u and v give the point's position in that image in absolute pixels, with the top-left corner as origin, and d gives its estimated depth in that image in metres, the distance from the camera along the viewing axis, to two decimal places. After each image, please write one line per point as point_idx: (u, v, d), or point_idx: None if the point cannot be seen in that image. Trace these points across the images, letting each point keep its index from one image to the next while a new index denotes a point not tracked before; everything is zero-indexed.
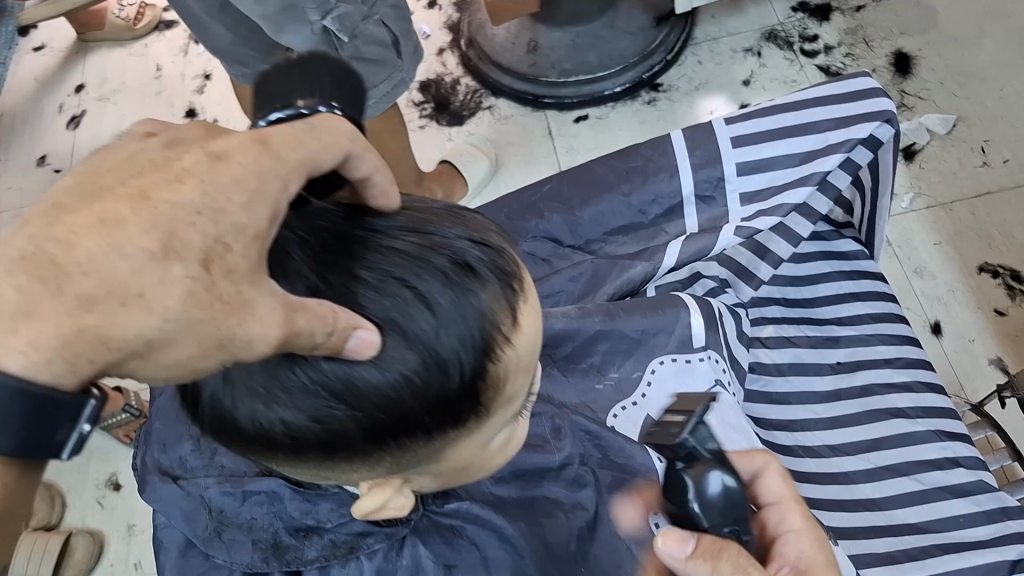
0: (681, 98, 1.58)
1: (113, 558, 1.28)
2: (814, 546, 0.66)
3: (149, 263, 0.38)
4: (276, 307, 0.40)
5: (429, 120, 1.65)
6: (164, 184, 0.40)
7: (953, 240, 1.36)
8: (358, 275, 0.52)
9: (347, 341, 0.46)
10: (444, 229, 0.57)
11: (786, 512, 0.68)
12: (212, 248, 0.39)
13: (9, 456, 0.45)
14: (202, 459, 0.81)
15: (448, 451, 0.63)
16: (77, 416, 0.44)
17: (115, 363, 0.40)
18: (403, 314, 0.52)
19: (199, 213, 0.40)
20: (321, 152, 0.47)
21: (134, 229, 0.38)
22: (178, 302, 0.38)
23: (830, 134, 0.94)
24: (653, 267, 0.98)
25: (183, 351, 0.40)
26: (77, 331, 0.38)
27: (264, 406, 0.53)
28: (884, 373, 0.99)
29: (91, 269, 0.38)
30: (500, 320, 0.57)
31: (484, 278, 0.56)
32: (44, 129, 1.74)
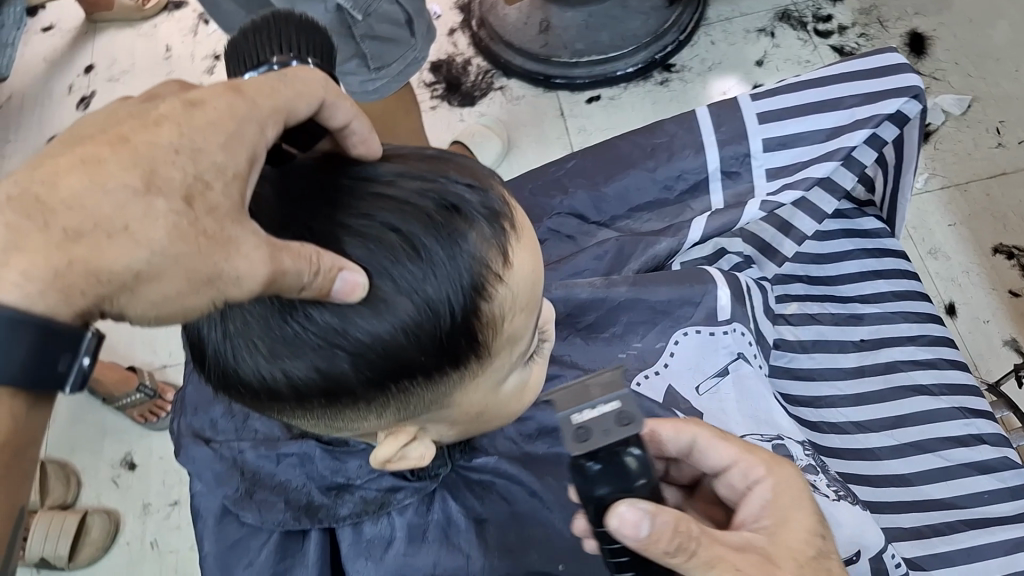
0: (694, 79, 1.56)
1: (129, 537, 1.25)
2: (777, 490, 0.61)
3: (132, 197, 0.42)
4: (260, 246, 0.44)
5: (440, 101, 1.63)
6: (143, 129, 0.45)
7: (968, 221, 1.35)
8: (342, 221, 0.55)
9: (335, 283, 0.49)
10: (431, 174, 0.59)
11: (746, 467, 0.63)
12: (193, 186, 0.44)
13: (13, 390, 0.47)
14: (233, 422, 0.83)
15: (454, 394, 0.66)
16: (76, 347, 0.47)
17: (107, 296, 0.44)
18: (387, 257, 0.55)
19: (179, 151, 0.44)
20: (296, 98, 0.51)
21: (115, 166, 0.43)
22: (163, 235, 0.42)
23: (857, 110, 0.94)
24: (677, 243, 1.00)
25: (171, 285, 0.43)
26: (68, 264, 0.42)
27: (268, 355, 0.58)
28: (908, 351, 1.00)
29: (75, 205, 0.42)
30: (490, 259, 0.59)
31: (468, 218, 0.58)
32: (53, 110, 1.72)
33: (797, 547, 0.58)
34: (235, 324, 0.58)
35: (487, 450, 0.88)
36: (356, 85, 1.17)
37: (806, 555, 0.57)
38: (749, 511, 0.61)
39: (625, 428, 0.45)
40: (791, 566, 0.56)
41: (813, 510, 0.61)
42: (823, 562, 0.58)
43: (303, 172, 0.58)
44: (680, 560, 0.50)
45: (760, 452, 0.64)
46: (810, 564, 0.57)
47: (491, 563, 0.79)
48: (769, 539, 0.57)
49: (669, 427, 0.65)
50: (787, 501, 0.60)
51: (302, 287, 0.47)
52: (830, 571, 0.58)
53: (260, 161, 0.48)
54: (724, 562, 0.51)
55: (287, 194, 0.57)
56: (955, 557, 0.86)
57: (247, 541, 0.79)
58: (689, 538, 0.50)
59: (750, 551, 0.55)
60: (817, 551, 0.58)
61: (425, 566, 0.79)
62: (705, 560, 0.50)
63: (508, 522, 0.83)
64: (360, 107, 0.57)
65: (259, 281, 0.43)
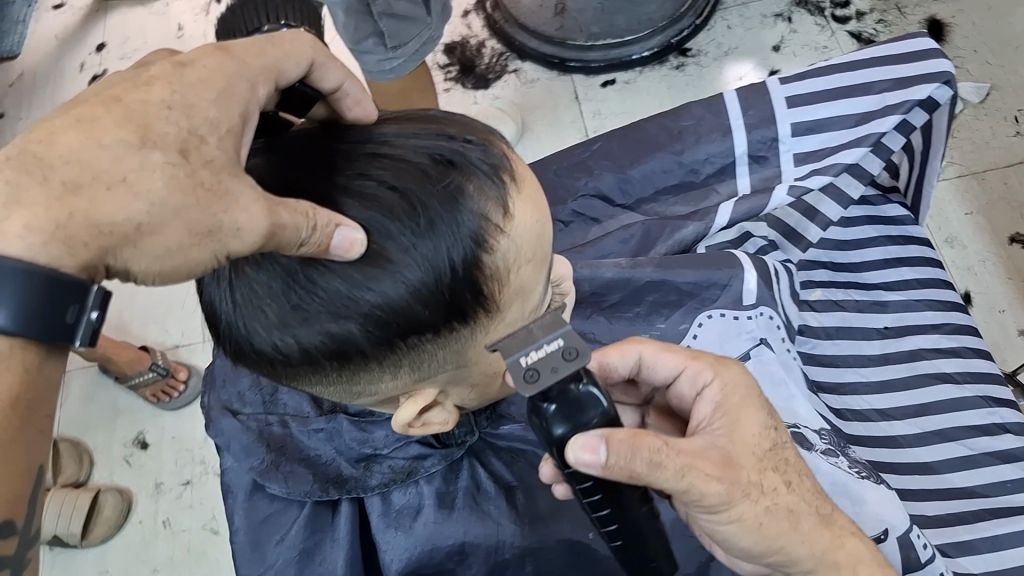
0: (710, 63, 1.53)
1: (141, 515, 1.24)
2: (726, 391, 0.67)
3: (129, 151, 0.47)
4: (258, 200, 0.49)
5: (454, 83, 1.59)
6: (135, 90, 0.50)
7: (985, 210, 1.34)
8: (339, 181, 0.58)
9: (333, 238, 0.53)
10: (427, 136, 0.61)
11: (693, 372, 0.69)
12: (187, 141, 0.49)
13: (26, 342, 0.49)
14: (261, 395, 0.84)
15: (470, 353, 0.65)
16: (83, 300, 0.49)
17: (109, 249, 0.47)
18: (383, 213, 0.57)
19: (171, 108, 0.50)
20: (285, 60, 0.58)
21: (109, 123, 0.48)
22: (162, 187, 0.47)
23: (886, 95, 0.99)
24: (704, 227, 1.03)
25: (171, 238, 0.48)
26: (69, 216, 0.46)
27: (276, 318, 0.59)
28: (932, 338, 1.01)
29: (73, 159, 0.47)
30: (489, 209, 0.60)
31: (463, 172, 0.59)
32: (65, 87, 1.70)
33: (753, 443, 0.64)
34: (243, 291, 0.60)
35: (512, 418, 0.85)
36: (373, 63, 1.16)
37: (761, 449, 0.64)
38: (702, 414, 0.66)
39: (573, 362, 0.48)
40: (751, 462, 0.62)
41: (761, 405, 0.67)
42: (777, 451, 0.65)
43: (297, 136, 0.62)
44: (648, 473, 0.54)
45: (704, 358, 0.69)
46: (766, 456, 0.64)
47: (521, 528, 0.79)
48: (726, 438, 0.63)
49: (616, 353, 0.70)
50: (736, 401, 0.66)
51: (301, 246, 0.52)
52: (788, 460, 0.65)
53: (252, 116, 0.54)
54: (693, 469, 0.56)
55: (285, 156, 0.60)
56: (979, 545, 0.86)
57: (278, 515, 0.80)
58: (653, 452, 0.53)
59: (711, 453, 0.60)
60: (771, 443, 0.65)
61: (456, 534, 0.78)
62: (674, 470, 0.55)
63: (537, 490, 0.82)
64: (350, 70, 0.63)
65: (259, 232, 0.49)
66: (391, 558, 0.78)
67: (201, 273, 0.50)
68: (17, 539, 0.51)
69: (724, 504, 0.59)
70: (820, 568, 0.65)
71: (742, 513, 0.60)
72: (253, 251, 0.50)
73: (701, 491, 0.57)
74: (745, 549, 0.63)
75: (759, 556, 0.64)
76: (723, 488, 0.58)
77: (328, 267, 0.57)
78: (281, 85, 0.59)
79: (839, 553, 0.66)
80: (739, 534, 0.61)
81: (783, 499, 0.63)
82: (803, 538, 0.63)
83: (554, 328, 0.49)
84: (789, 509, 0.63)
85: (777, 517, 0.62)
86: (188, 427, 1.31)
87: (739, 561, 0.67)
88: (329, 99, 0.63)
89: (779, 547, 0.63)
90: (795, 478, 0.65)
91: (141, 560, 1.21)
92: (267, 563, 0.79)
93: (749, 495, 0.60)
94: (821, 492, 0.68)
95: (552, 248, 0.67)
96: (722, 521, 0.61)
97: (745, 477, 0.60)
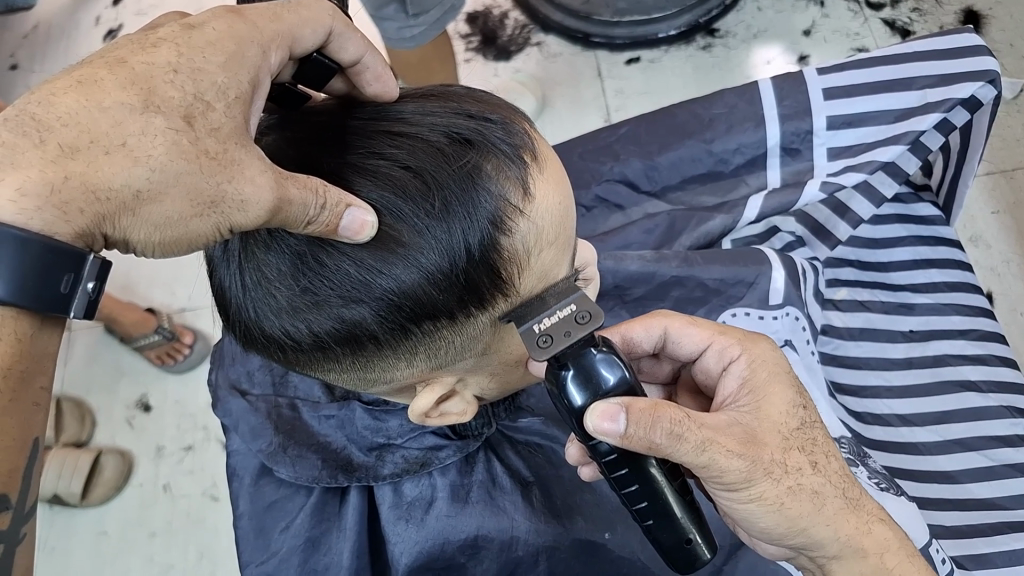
0: (738, 45, 1.48)
1: (142, 479, 1.23)
2: (753, 366, 0.64)
3: (130, 114, 0.45)
4: (266, 173, 0.47)
5: (474, 54, 1.54)
6: (140, 51, 0.48)
7: (1013, 210, 1.28)
8: (351, 159, 0.55)
9: (342, 219, 0.50)
10: (444, 113, 0.58)
11: (720, 347, 0.67)
12: (192, 107, 0.47)
13: (20, 317, 0.46)
14: (271, 375, 0.82)
15: (491, 343, 0.62)
16: (78, 270, 0.46)
17: (107, 217, 0.46)
18: (397, 193, 0.54)
19: (177, 71, 0.47)
20: (300, 26, 0.55)
21: (111, 85, 0.46)
22: (162, 153, 0.45)
23: (928, 92, 0.97)
24: (732, 220, 1.02)
25: (172, 206, 0.46)
26: (64, 180, 0.44)
27: (285, 302, 0.57)
28: (958, 345, 0.98)
29: (72, 121, 0.45)
30: (507, 189, 0.56)
31: (480, 152, 0.56)
32: (79, 41, 1.65)
33: (780, 421, 0.61)
34: (252, 273, 0.57)
35: (531, 410, 0.85)
36: (393, 31, 1.12)
37: (788, 428, 0.61)
38: (727, 390, 0.64)
39: (586, 325, 0.50)
40: (777, 440, 0.60)
41: (789, 382, 0.64)
42: (805, 431, 0.62)
43: (309, 110, 0.59)
44: (668, 445, 0.52)
45: (732, 333, 0.67)
46: (793, 435, 0.61)
47: (537, 526, 0.77)
48: (753, 416, 0.60)
49: (639, 328, 0.69)
50: (764, 377, 0.63)
51: (307, 224, 0.49)
52: (814, 439, 0.62)
53: (262, 85, 0.52)
54: (714, 443, 0.54)
55: (297, 130, 0.57)
56: (995, 558, 0.84)
57: (281, 504, 0.80)
58: (674, 423, 0.52)
59: (734, 429, 0.57)
60: (799, 422, 0.62)
61: (469, 528, 0.76)
62: (696, 443, 0.53)
63: (553, 486, 0.81)
64: (372, 42, 0.59)
65: (264, 205, 0.47)
66: (401, 550, 0.76)
67: (201, 244, 0.49)
68: (10, 517, 0.47)
69: (744, 480, 0.57)
70: (843, 553, 0.62)
71: (763, 491, 0.58)
72: (257, 224, 0.48)
73: (722, 467, 0.55)
74: (766, 529, 0.61)
75: (782, 537, 0.62)
76: (743, 464, 0.56)
77: (338, 248, 0.54)
78: (296, 53, 0.56)
79: (865, 540, 0.62)
80: (762, 514, 0.59)
81: (809, 480, 0.60)
82: (827, 520, 0.61)
83: (567, 296, 0.53)
84: (814, 490, 0.60)
85: (801, 498, 0.59)
86: (191, 389, 1.29)
87: (762, 542, 0.65)
88: (349, 72, 0.60)
89: (801, 528, 0.60)
90: (823, 459, 0.63)
91: (139, 524, 1.19)
92: (272, 551, 0.79)
93: (771, 474, 0.58)
94: (849, 475, 0.64)
95: (576, 232, 0.63)
96: (742, 499, 0.59)
97: (769, 455, 0.58)
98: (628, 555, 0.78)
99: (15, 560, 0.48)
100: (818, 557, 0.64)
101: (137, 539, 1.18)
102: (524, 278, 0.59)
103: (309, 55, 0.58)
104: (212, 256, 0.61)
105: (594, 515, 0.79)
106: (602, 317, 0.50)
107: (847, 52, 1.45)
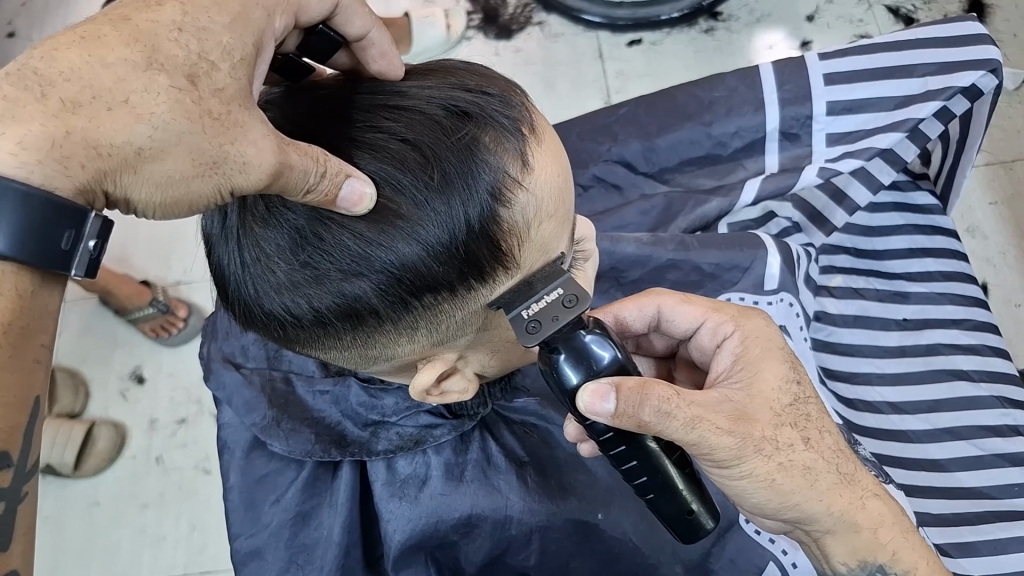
0: (740, 29, 1.47)
1: (135, 450, 1.23)
2: (746, 342, 0.65)
3: (133, 71, 0.45)
4: (269, 136, 0.47)
5: (476, 31, 1.53)
6: (145, 10, 0.48)
7: (1011, 201, 1.27)
8: (350, 133, 0.55)
9: (341, 189, 0.50)
10: (443, 87, 0.58)
11: (713, 324, 0.67)
12: (196, 67, 0.46)
13: (21, 272, 0.45)
14: (265, 350, 0.82)
15: (490, 320, 0.62)
16: (81, 229, 0.46)
17: (109, 174, 0.46)
18: (396, 166, 0.53)
19: (182, 30, 0.47)
20: None
21: (114, 41, 0.46)
22: (164, 110, 0.45)
23: (929, 80, 0.97)
24: (729, 204, 1.03)
25: (173, 165, 0.46)
26: (66, 135, 0.44)
27: (285, 277, 0.57)
28: (951, 334, 0.99)
29: (75, 76, 0.44)
30: (507, 161, 0.56)
31: (478, 125, 0.56)
32: (78, 9, 1.63)
33: (771, 397, 0.61)
34: (252, 248, 0.57)
35: (527, 391, 0.85)
36: None
37: (779, 404, 0.61)
38: (721, 366, 0.65)
39: (574, 308, 0.50)
40: (768, 417, 0.60)
41: (783, 357, 0.64)
42: (799, 407, 0.63)
43: (313, 84, 0.59)
44: (658, 423, 0.53)
45: (725, 309, 0.68)
46: (784, 412, 0.61)
47: (532, 505, 0.77)
48: (744, 392, 0.61)
49: (632, 307, 0.69)
50: (756, 353, 0.64)
51: (307, 192, 0.49)
52: (807, 416, 0.63)
53: (266, 49, 0.51)
54: (704, 420, 0.55)
55: (295, 104, 0.57)
56: (980, 548, 0.85)
57: (273, 477, 0.80)
58: (662, 401, 0.52)
59: (724, 405, 0.58)
60: (791, 398, 0.62)
61: (462, 507, 0.76)
62: (685, 421, 0.54)
63: (547, 466, 0.81)
64: (379, 19, 0.59)
65: (265, 168, 0.47)
66: (394, 528, 0.76)
67: (203, 206, 0.49)
68: (12, 472, 0.47)
69: (734, 458, 0.57)
70: (839, 527, 0.63)
71: (754, 468, 0.58)
72: (258, 189, 0.48)
73: (712, 444, 0.56)
74: (760, 502, 0.62)
75: (775, 511, 0.62)
76: (734, 442, 0.56)
77: (338, 221, 0.54)
78: (302, 22, 0.56)
79: (860, 515, 0.63)
80: (754, 489, 0.60)
81: (800, 456, 0.60)
82: (819, 495, 0.61)
83: (554, 280, 0.52)
84: (805, 466, 0.61)
85: (792, 473, 0.60)
86: (183, 362, 1.29)
87: (760, 517, 0.66)
88: (354, 46, 0.60)
89: (794, 503, 0.61)
90: (815, 435, 0.63)
91: (132, 496, 1.19)
92: (262, 523, 0.79)
93: (761, 451, 0.58)
94: (843, 451, 0.65)
95: (574, 206, 0.63)
96: (733, 476, 0.59)
97: (759, 432, 0.58)
98: (620, 535, 0.79)
99: (16, 518, 0.48)
100: (813, 532, 0.64)
101: (129, 510, 1.19)
102: (525, 251, 0.58)
103: (315, 25, 0.58)
104: (211, 234, 0.61)
105: (587, 497, 0.80)
106: (588, 300, 0.50)
107: (850, 38, 1.45)
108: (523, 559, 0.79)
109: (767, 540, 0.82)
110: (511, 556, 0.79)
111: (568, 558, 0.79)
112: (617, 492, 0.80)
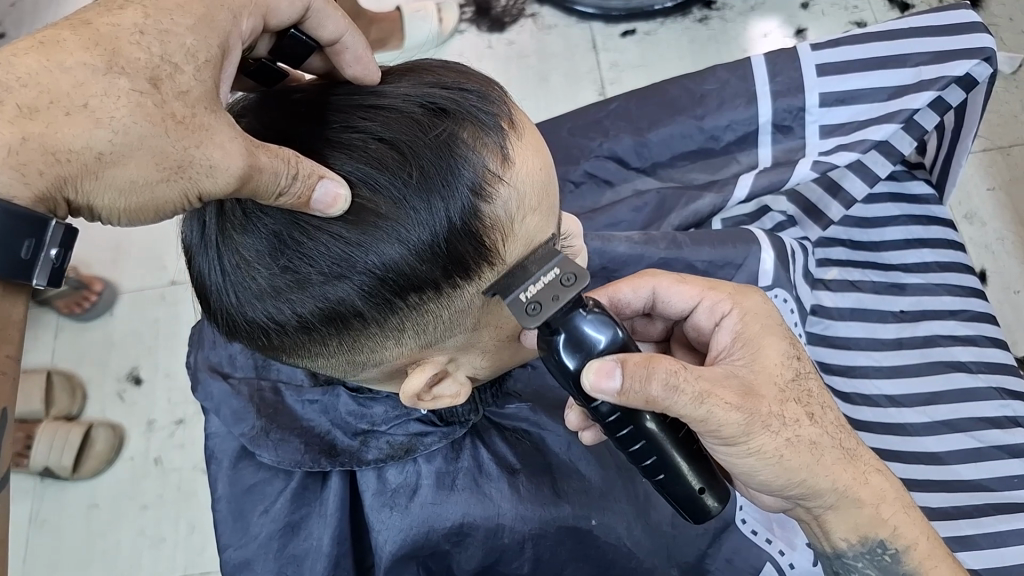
0: (735, 18, 1.46)
1: (133, 453, 1.22)
2: (744, 320, 0.64)
3: (93, 76, 0.44)
4: (237, 139, 0.46)
5: (468, 25, 1.51)
6: (106, 14, 0.47)
7: (1009, 187, 1.26)
8: (325, 135, 0.54)
9: (315, 190, 0.48)
10: (420, 85, 0.57)
11: (711, 303, 0.67)
12: (159, 69, 0.46)
13: None
14: (253, 359, 0.81)
15: (477, 318, 0.61)
16: (41, 237, 0.45)
17: (68, 179, 0.45)
18: (373, 167, 0.53)
19: (143, 33, 0.46)
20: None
21: (73, 45, 0.45)
22: (126, 115, 0.44)
23: (922, 70, 0.96)
24: (721, 200, 1.02)
25: (134, 169, 0.45)
26: (23, 141, 0.43)
27: (266, 283, 0.56)
28: (948, 326, 0.98)
29: (32, 82, 0.43)
30: (486, 156, 0.55)
31: (455, 121, 0.55)
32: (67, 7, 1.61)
33: (775, 372, 0.61)
34: (232, 256, 0.56)
35: (519, 396, 0.85)
36: None
37: (784, 379, 0.61)
38: (721, 344, 0.64)
39: (572, 286, 0.49)
40: (773, 392, 0.59)
41: (783, 334, 0.64)
42: (801, 382, 0.62)
43: (286, 88, 0.58)
44: (666, 398, 0.52)
45: (722, 287, 0.67)
46: (789, 388, 0.61)
47: (525, 512, 0.77)
48: (749, 367, 0.60)
49: (628, 288, 0.68)
50: (757, 329, 0.63)
51: (279, 195, 0.48)
52: (809, 390, 0.62)
53: (234, 50, 0.51)
54: (712, 395, 0.54)
55: (267, 109, 0.56)
56: (981, 541, 0.85)
57: (264, 487, 0.79)
58: (670, 374, 0.52)
59: (731, 381, 0.57)
60: (794, 374, 0.62)
61: (454, 515, 0.76)
62: (694, 395, 0.53)
63: (541, 471, 0.80)
64: (354, 23, 0.59)
65: (233, 171, 0.46)
66: (385, 538, 0.76)
67: (171, 211, 0.48)
68: None
69: (743, 434, 0.56)
70: (841, 503, 0.63)
71: (762, 444, 0.58)
72: (226, 192, 0.47)
73: (721, 420, 0.55)
74: (766, 481, 0.61)
75: (781, 488, 0.61)
76: (741, 417, 0.56)
77: (317, 224, 0.53)
78: (272, 23, 0.56)
79: (862, 491, 0.63)
80: (760, 466, 0.59)
81: (806, 431, 0.60)
82: (825, 470, 0.60)
83: (548, 261, 0.51)
84: (812, 441, 0.60)
85: (799, 449, 0.59)
86: (177, 360, 1.28)
87: (761, 494, 0.65)
88: (328, 51, 0.59)
89: (799, 480, 0.60)
90: (818, 410, 0.62)
91: (131, 497, 1.19)
92: (251, 534, 0.79)
93: (769, 426, 0.58)
94: (846, 426, 0.64)
95: (561, 199, 0.62)
96: (740, 453, 0.58)
97: (767, 407, 0.58)
98: (613, 540, 0.79)
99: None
100: (815, 508, 0.64)
101: (129, 511, 1.18)
102: (511, 247, 0.57)
103: (287, 29, 0.58)
104: (191, 244, 0.60)
105: (580, 500, 0.79)
106: (587, 276, 0.49)
107: (845, 26, 1.43)
108: (517, 567, 0.79)
109: (764, 540, 0.83)
110: (504, 564, 0.79)
111: (563, 564, 0.80)
112: (611, 495, 0.80)
